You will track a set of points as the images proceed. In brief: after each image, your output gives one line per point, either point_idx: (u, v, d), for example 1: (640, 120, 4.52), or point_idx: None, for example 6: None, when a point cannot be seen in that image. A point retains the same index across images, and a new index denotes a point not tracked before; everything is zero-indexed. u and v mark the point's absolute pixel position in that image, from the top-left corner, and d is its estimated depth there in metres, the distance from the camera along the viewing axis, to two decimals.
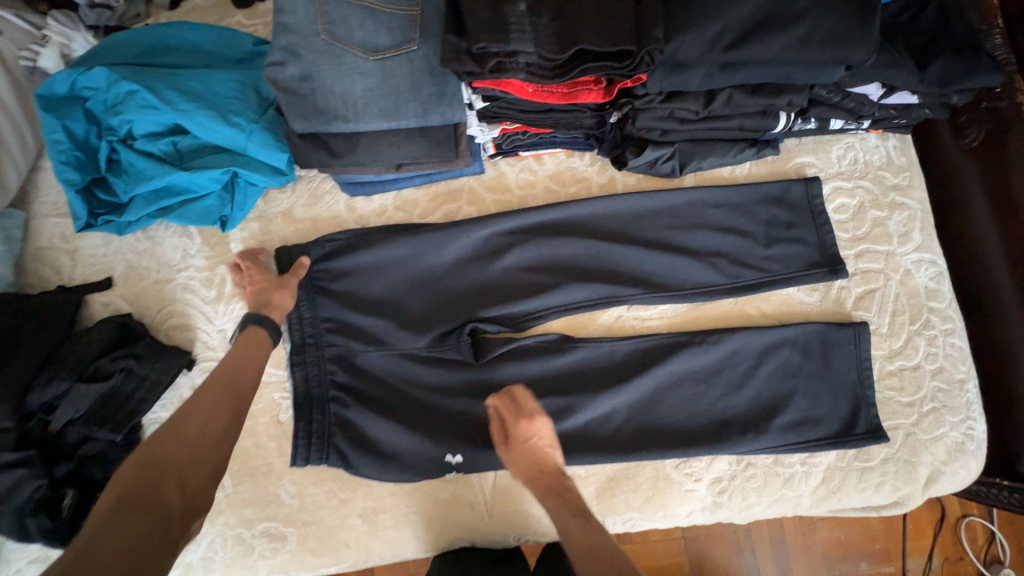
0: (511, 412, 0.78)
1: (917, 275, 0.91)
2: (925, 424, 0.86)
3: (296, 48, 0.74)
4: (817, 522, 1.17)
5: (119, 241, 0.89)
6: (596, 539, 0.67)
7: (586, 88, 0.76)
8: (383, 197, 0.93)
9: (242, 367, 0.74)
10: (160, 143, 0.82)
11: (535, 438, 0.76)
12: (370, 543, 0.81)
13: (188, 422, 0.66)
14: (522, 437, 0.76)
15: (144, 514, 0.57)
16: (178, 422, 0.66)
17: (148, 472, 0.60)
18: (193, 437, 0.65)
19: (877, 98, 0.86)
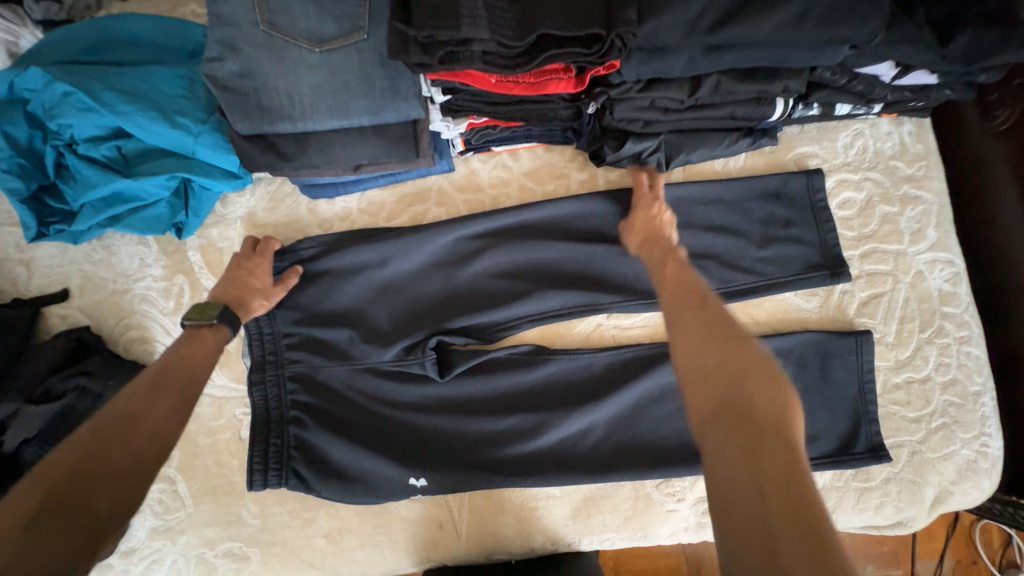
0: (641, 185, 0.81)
1: (930, 277, 0.83)
2: (933, 441, 0.79)
3: (235, 42, 0.68)
4: None
5: (74, 250, 0.86)
6: (693, 287, 0.63)
7: (554, 77, 0.69)
8: (346, 200, 0.87)
9: (198, 360, 0.66)
10: (103, 148, 0.77)
11: (660, 213, 0.78)
12: (336, 563, 0.79)
13: (139, 416, 0.56)
14: (644, 205, 0.80)
15: (65, 528, 0.47)
16: (128, 415, 0.56)
17: (84, 470, 0.50)
18: (141, 435, 0.55)
19: (889, 79, 0.76)
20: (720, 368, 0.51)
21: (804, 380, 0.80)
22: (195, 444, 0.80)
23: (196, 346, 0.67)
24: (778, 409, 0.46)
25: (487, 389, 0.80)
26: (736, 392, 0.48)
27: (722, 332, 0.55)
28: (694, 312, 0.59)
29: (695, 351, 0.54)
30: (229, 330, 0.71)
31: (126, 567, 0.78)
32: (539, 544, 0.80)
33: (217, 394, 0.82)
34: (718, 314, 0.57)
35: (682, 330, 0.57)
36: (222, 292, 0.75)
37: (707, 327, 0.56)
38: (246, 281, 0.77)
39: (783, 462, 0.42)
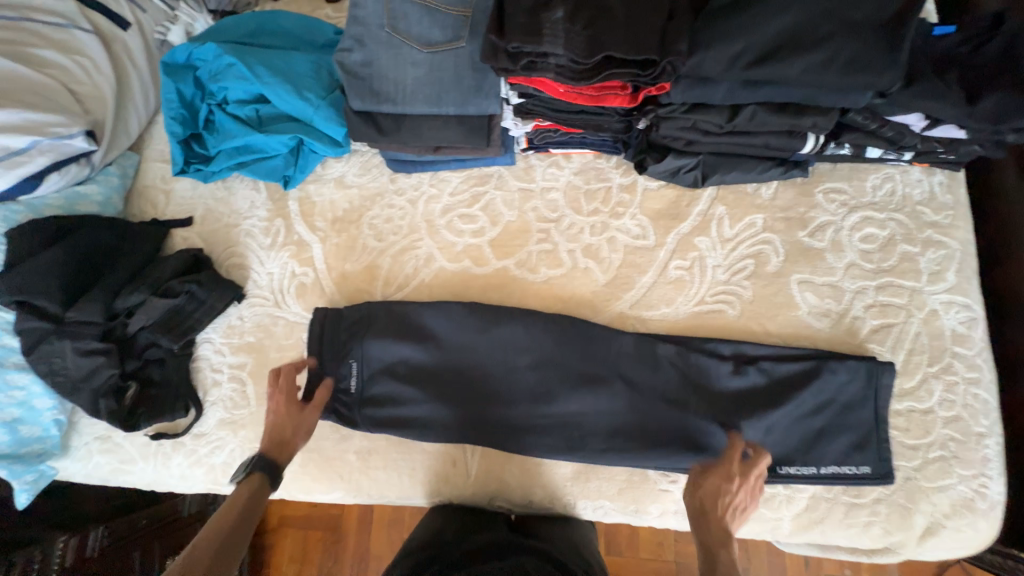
0: (718, 473, 0.80)
1: (944, 316, 0.87)
2: (928, 471, 0.82)
3: (363, 38, 0.86)
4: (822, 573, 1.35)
5: (203, 187, 1.07)
6: None
7: (613, 93, 0.82)
8: (421, 175, 1.04)
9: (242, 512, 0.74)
10: (246, 109, 0.98)
11: (733, 494, 0.78)
12: (361, 479, 0.91)
13: None
14: (722, 480, 0.79)
15: None
16: None
17: None
18: None
19: (919, 129, 0.84)
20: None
21: (812, 404, 0.85)
22: (266, 356, 0.96)
23: (235, 501, 0.75)
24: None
25: (518, 364, 0.90)
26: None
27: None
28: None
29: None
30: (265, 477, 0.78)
31: (195, 447, 0.94)
32: (538, 498, 0.90)
33: (291, 318, 0.98)
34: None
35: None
36: (270, 446, 0.80)
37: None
38: (279, 421, 0.82)
39: None
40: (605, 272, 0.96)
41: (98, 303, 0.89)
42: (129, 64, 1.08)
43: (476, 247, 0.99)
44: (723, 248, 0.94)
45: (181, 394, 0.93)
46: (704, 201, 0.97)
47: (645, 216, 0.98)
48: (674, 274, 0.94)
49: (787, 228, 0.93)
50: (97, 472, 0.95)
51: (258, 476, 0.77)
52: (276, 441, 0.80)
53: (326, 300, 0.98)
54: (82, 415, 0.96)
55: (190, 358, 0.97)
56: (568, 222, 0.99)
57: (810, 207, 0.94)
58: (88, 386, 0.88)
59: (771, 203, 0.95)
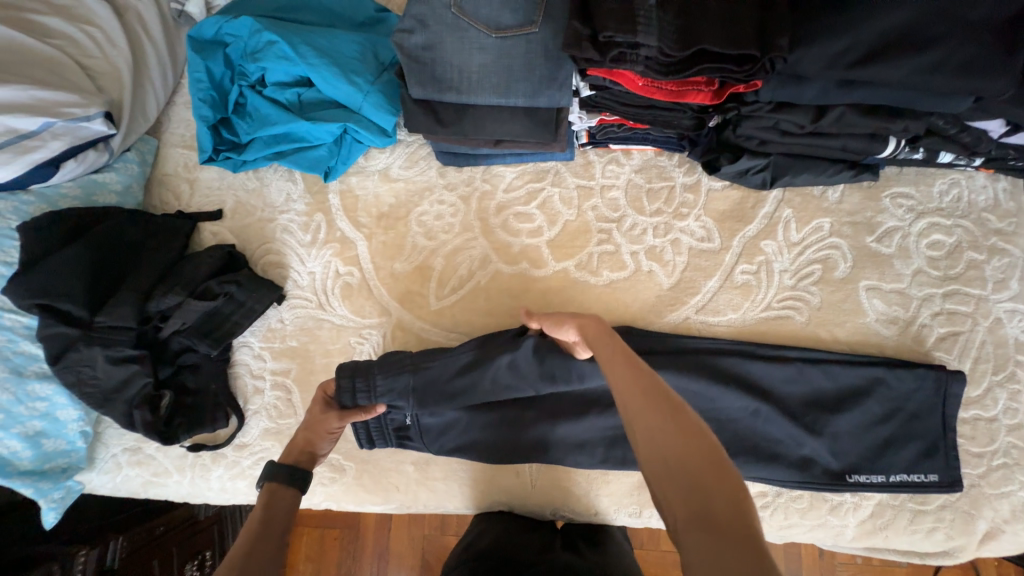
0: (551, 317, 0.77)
1: (1008, 325, 0.87)
2: (992, 478, 0.83)
3: (426, 18, 0.78)
4: (840, 567, 1.40)
5: (232, 177, 0.98)
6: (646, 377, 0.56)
7: (695, 89, 0.78)
8: (473, 170, 0.97)
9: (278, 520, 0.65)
10: (286, 93, 0.89)
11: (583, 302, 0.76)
12: (418, 490, 0.87)
13: None
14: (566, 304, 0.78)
15: None
16: None
17: None
18: None
19: (997, 135, 0.82)
20: (703, 513, 0.46)
21: (880, 412, 0.84)
22: (311, 363, 0.90)
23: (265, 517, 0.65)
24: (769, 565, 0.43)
25: (583, 388, 0.85)
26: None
27: (717, 492, 0.47)
28: (676, 454, 0.49)
29: (665, 456, 0.49)
30: (278, 481, 0.69)
31: (236, 459, 0.88)
32: (602, 508, 0.88)
33: (336, 321, 0.92)
34: (705, 447, 0.49)
35: (666, 489, 0.48)
36: (284, 453, 0.75)
37: (683, 460, 0.48)
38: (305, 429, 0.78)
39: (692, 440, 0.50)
40: (669, 276, 0.92)
41: (129, 307, 0.81)
42: (145, 38, 0.96)
43: (534, 248, 0.94)
44: (789, 253, 0.92)
45: (221, 403, 0.87)
46: (770, 203, 0.94)
47: (710, 217, 0.94)
48: (740, 279, 0.91)
49: (855, 232, 0.92)
50: (127, 486, 0.89)
51: (269, 484, 0.69)
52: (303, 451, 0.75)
53: (373, 301, 0.92)
54: (109, 425, 0.89)
55: (228, 364, 0.90)
56: (630, 223, 0.95)
57: (878, 212, 0.92)
58: (119, 397, 0.80)
59: (837, 206, 0.93)
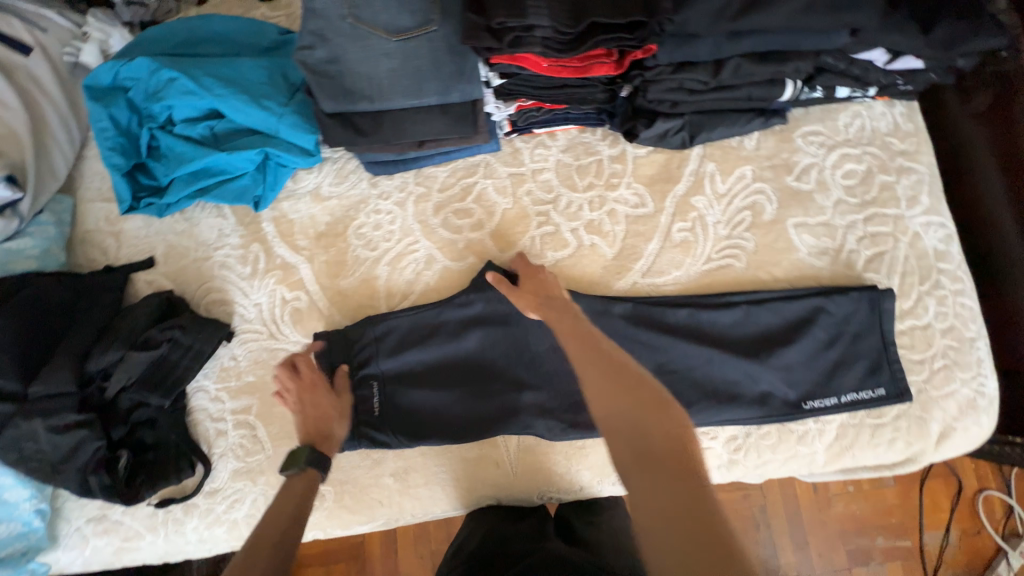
0: (529, 277, 0.86)
1: (926, 237, 0.94)
2: (935, 380, 0.89)
3: (324, 32, 0.79)
4: (835, 499, 1.46)
5: (159, 223, 0.95)
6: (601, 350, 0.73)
7: (598, 62, 0.80)
8: (404, 175, 0.98)
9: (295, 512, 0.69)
10: (198, 128, 0.88)
11: (546, 277, 0.86)
12: (402, 501, 0.87)
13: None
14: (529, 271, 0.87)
15: None
16: None
17: None
18: None
19: (883, 64, 0.89)
20: (642, 446, 0.62)
21: (825, 337, 0.88)
22: (271, 394, 0.88)
23: (288, 496, 0.71)
24: (695, 480, 0.59)
25: (544, 348, 0.88)
26: (703, 507, 0.56)
27: (654, 432, 0.62)
28: (625, 407, 0.65)
29: (615, 409, 0.65)
30: (318, 474, 0.73)
31: (210, 506, 0.85)
32: (585, 481, 0.89)
33: (291, 348, 0.91)
34: (647, 396, 0.65)
35: (615, 430, 0.64)
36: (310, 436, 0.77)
37: (630, 411, 0.65)
38: (325, 411, 0.79)
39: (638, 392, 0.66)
40: (611, 246, 0.95)
41: (66, 370, 0.78)
42: (40, 95, 0.93)
43: (477, 241, 0.95)
44: (719, 205, 0.96)
45: (183, 452, 0.84)
46: (694, 160, 0.98)
47: (640, 183, 0.97)
48: (679, 237, 0.95)
49: (776, 175, 0.96)
50: (98, 557, 0.85)
51: (309, 470, 0.73)
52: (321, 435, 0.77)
53: (325, 321, 0.92)
54: (67, 498, 0.85)
55: (185, 412, 0.88)
56: (566, 201, 0.97)
57: (793, 152, 0.97)
58: (71, 466, 0.77)
59: (755, 153, 0.98)
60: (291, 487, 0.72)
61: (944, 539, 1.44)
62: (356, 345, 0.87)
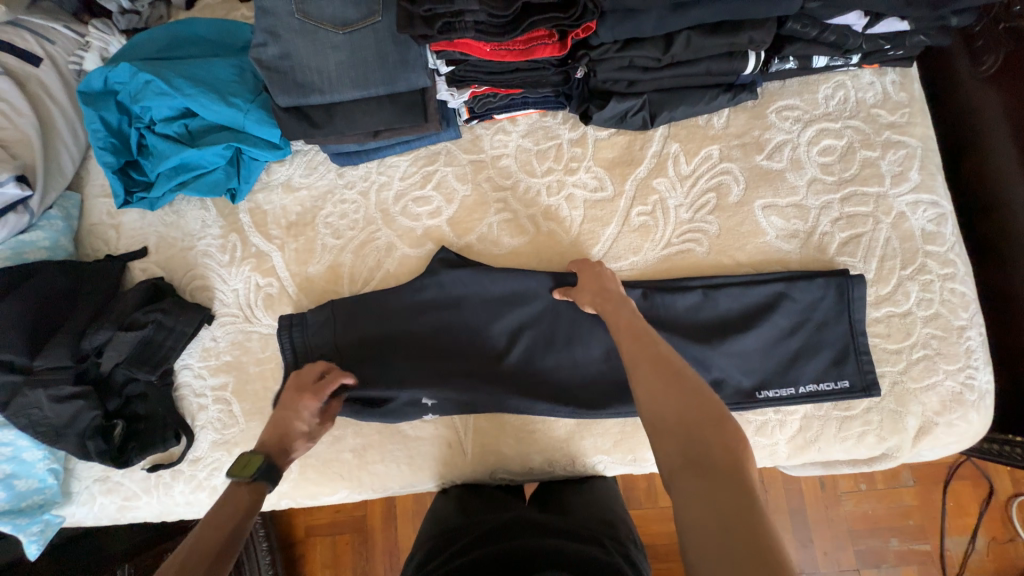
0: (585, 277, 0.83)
1: (912, 217, 0.86)
2: (914, 372, 0.82)
3: (276, 30, 0.83)
4: (844, 498, 1.38)
5: (152, 215, 1.04)
6: (652, 346, 0.65)
7: (541, 43, 0.79)
8: (368, 165, 1.01)
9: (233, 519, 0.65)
10: (175, 126, 0.94)
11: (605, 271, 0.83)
12: (361, 475, 0.92)
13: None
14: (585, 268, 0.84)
15: None
16: None
17: None
18: None
19: (862, 28, 0.81)
20: (692, 454, 0.52)
21: (787, 325, 0.85)
22: (246, 373, 0.95)
23: (230, 504, 0.67)
24: (753, 500, 0.47)
25: (494, 330, 0.91)
26: (760, 532, 0.45)
27: (711, 441, 0.52)
28: (677, 411, 0.56)
29: (664, 411, 0.57)
30: (266, 484, 0.71)
31: (193, 473, 0.94)
32: (537, 463, 0.91)
33: (264, 331, 0.97)
34: (699, 398, 0.56)
35: (661, 430, 0.56)
36: (267, 434, 0.77)
37: (677, 412, 0.56)
38: (296, 421, 0.79)
39: (691, 392, 0.57)
40: (568, 231, 0.94)
41: (65, 347, 0.88)
42: (49, 101, 1.02)
43: (436, 228, 0.97)
44: (682, 186, 0.92)
45: (168, 424, 0.93)
46: (657, 141, 0.94)
47: (600, 167, 0.95)
48: (638, 221, 0.92)
49: (745, 154, 0.91)
50: (104, 513, 0.96)
51: (256, 481, 0.70)
52: (280, 445, 0.76)
53: (294, 306, 0.97)
54: (77, 460, 0.96)
55: (172, 387, 0.96)
56: (524, 187, 0.97)
57: (765, 130, 0.92)
58: (72, 431, 0.88)
59: (724, 131, 0.93)
60: (226, 499, 0.67)
61: (968, 545, 1.33)
62: (314, 329, 0.92)
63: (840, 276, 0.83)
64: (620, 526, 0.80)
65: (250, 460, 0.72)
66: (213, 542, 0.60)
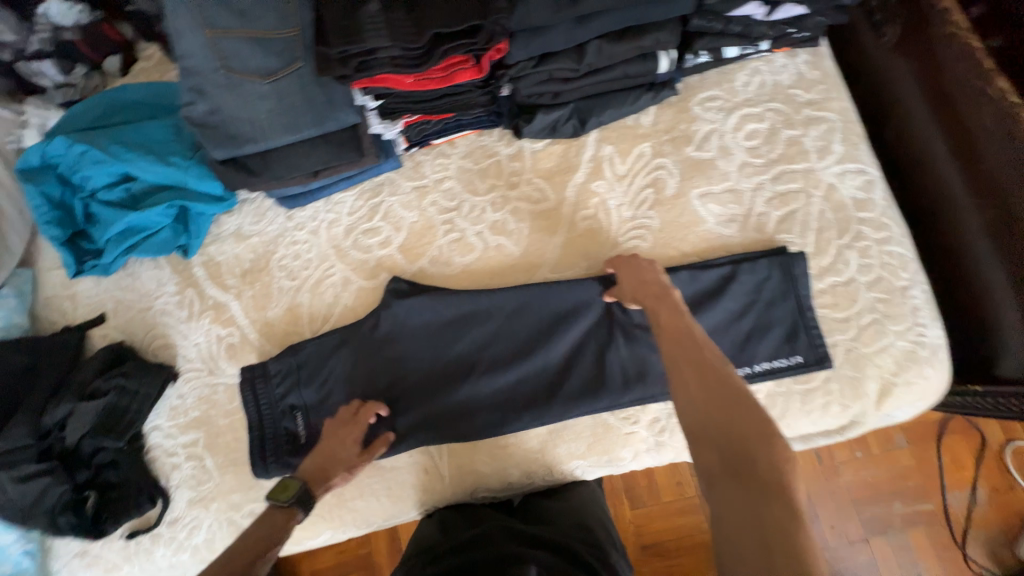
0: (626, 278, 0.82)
1: (842, 187, 0.89)
2: (865, 337, 0.84)
3: (203, 87, 0.85)
4: (843, 469, 1.37)
5: (106, 281, 1.04)
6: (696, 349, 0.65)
7: (460, 69, 0.81)
8: (315, 204, 1.02)
9: (264, 542, 0.73)
10: (117, 191, 0.96)
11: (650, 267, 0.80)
12: (342, 514, 0.91)
13: None
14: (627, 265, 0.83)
15: None
16: None
17: None
18: None
19: (763, 16, 0.85)
20: (732, 464, 0.55)
21: (736, 308, 0.87)
22: (215, 426, 0.95)
23: (266, 525, 0.75)
24: (793, 509, 0.51)
25: (455, 350, 0.92)
26: (792, 544, 0.48)
27: (754, 452, 0.55)
28: (717, 420, 0.58)
29: (705, 421, 0.59)
30: (300, 511, 0.78)
31: (172, 534, 0.92)
32: (516, 477, 0.91)
33: (229, 381, 0.97)
34: (744, 407, 0.57)
35: (703, 439, 0.58)
36: (312, 460, 0.83)
37: (720, 420, 0.58)
38: (337, 455, 0.84)
39: (734, 401, 0.58)
40: (516, 244, 0.96)
41: (26, 425, 0.88)
42: None
43: (388, 257, 0.98)
44: (621, 186, 0.94)
45: (142, 488, 0.92)
46: (590, 146, 0.97)
47: (540, 177, 0.98)
48: (582, 225, 0.94)
49: (676, 147, 0.94)
50: None
51: (292, 505, 0.78)
52: (321, 474, 0.82)
53: (257, 352, 0.98)
54: (53, 538, 0.94)
55: (143, 450, 0.96)
56: (469, 206, 0.98)
57: (691, 122, 0.94)
58: (41, 508, 0.86)
59: (653, 129, 0.96)
60: (266, 519, 0.76)
61: (970, 498, 1.33)
62: (278, 374, 0.93)
63: (776, 254, 0.86)
64: (601, 530, 0.86)
65: (289, 484, 0.80)
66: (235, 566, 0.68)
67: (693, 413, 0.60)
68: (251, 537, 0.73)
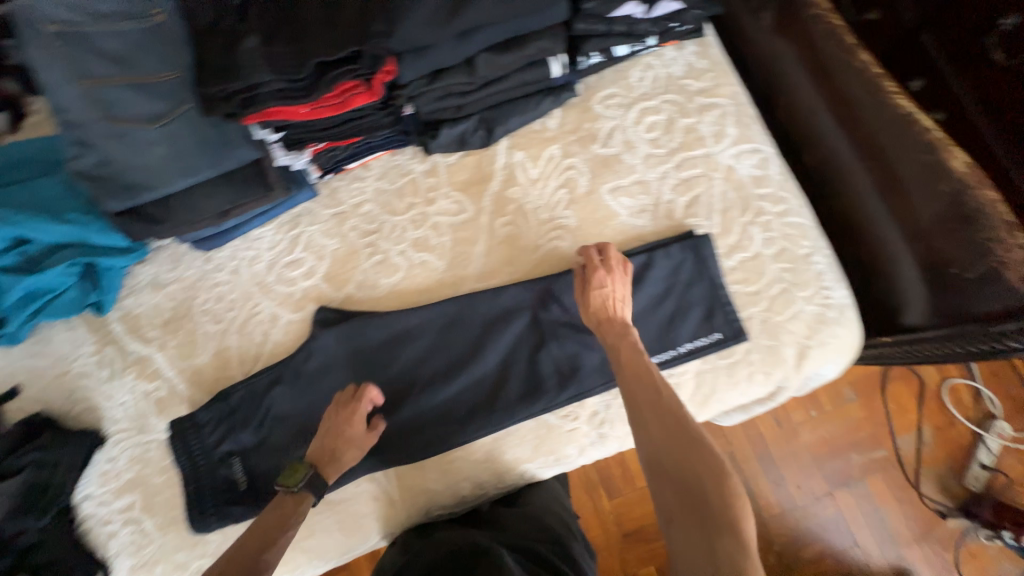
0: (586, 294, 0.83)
1: (739, 167, 0.93)
2: (777, 306, 0.88)
3: (87, 140, 0.81)
4: (800, 429, 1.43)
5: (16, 350, 0.99)
6: (656, 390, 0.71)
7: (353, 94, 0.81)
8: (233, 243, 1.00)
9: (274, 532, 0.74)
10: (9, 256, 0.90)
11: (610, 291, 0.82)
12: (295, 556, 0.89)
13: None
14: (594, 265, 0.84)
15: None
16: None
17: None
18: None
19: (643, 14, 0.88)
20: (689, 502, 0.61)
21: (657, 294, 0.90)
22: (151, 485, 0.91)
23: (276, 514, 0.76)
24: (742, 544, 0.57)
25: (392, 372, 0.91)
26: None
27: (708, 489, 0.61)
28: (674, 453, 0.64)
29: (664, 458, 0.65)
30: (311, 497, 0.78)
31: None
32: (467, 490, 0.91)
33: (161, 437, 0.93)
34: (698, 445, 0.64)
35: (661, 474, 0.65)
36: (318, 441, 0.81)
37: (677, 458, 0.64)
38: (342, 438, 0.81)
39: (690, 438, 0.65)
40: (441, 258, 0.96)
41: None
42: None
43: (313, 288, 0.97)
44: (535, 190, 0.96)
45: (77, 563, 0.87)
46: (502, 153, 0.98)
47: (456, 190, 0.98)
48: (503, 232, 0.96)
49: (583, 146, 0.97)
50: None
51: (297, 493, 0.77)
52: (327, 458, 0.81)
53: (188, 402, 0.94)
54: None
55: (75, 523, 0.91)
56: (389, 227, 0.98)
57: (594, 121, 0.98)
58: None
59: (559, 131, 0.98)
60: (276, 507, 0.77)
61: (917, 440, 1.40)
62: (211, 422, 0.91)
63: (682, 239, 0.90)
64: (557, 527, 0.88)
65: (295, 471, 0.79)
66: (246, 557, 0.70)
67: (653, 450, 0.67)
68: (260, 526, 0.75)
